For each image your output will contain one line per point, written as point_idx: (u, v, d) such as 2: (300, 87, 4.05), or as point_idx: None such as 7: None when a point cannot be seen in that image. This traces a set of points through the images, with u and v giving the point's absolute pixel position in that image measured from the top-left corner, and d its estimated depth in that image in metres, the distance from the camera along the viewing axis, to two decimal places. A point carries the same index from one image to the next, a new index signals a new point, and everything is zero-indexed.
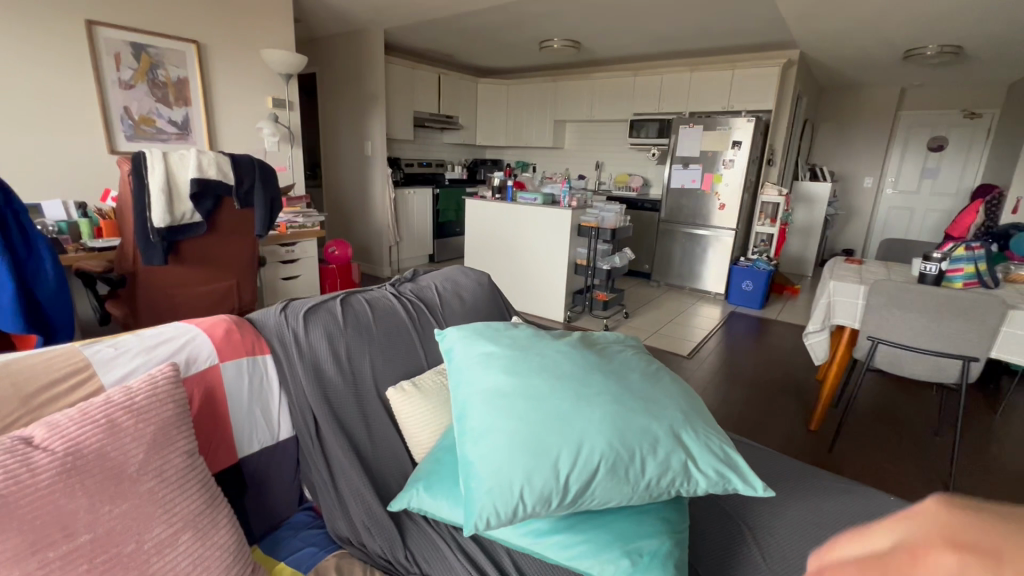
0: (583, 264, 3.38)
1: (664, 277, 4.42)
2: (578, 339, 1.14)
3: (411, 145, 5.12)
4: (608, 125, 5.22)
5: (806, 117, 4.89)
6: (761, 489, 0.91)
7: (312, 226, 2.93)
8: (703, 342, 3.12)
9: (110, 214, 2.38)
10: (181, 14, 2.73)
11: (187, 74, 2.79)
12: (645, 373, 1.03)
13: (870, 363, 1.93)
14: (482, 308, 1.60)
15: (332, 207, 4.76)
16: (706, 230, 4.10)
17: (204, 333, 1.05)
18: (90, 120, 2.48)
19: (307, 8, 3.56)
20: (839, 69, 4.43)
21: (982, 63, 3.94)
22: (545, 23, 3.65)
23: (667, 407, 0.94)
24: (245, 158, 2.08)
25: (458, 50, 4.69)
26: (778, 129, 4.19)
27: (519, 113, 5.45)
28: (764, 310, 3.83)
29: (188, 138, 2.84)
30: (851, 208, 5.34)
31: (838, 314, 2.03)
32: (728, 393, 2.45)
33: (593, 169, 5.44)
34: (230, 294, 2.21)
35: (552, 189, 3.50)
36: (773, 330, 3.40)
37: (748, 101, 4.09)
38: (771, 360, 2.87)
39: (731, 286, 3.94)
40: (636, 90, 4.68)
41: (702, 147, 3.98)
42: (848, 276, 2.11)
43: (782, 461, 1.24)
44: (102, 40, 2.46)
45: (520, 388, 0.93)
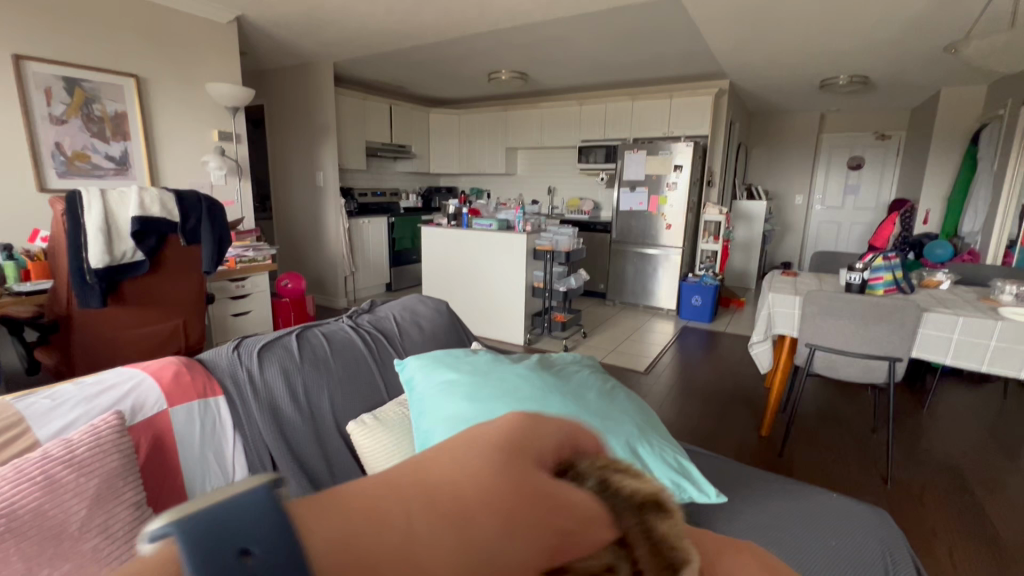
0: (540, 287, 3.45)
1: (619, 296, 4.55)
2: (536, 362, 1.18)
3: (364, 175, 5.11)
4: (558, 152, 5.40)
5: (740, 141, 5.24)
6: (715, 495, 0.96)
7: (263, 260, 2.86)
8: (659, 357, 3.22)
9: (40, 255, 2.24)
10: (118, 48, 2.66)
11: (126, 108, 2.70)
12: (601, 391, 1.08)
13: (810, 368, 2.06)
14: (442, 335, 1.61)
15: (283, 239, 4.65)
16: (656, 249, 4.28)
17: (151, 378, 1.01)
18: (17, 157, 2.35)
19: (253, 41, 3.54)
20: (766, 96, 4.80)
21: (887, 91, 4.38)
22: (492, 56, 3.78)
23: (623, 423, 0.99)
24: (190, 194, 2.04)
25: (408, 81, 4.76)
26: (715, 153, 4.47)
27: (471, 141, 5.56)
28: (714, 323, 4.01)
29: (127, 174, 2.73)
30: (786, 224, 5.72)
31: (778, 324, 2.16)
32: (685, 405, 2.54)
33: (546, 193, 5.59)
34: (175, 335, 2.11)
35: (506, 215, 3.57)
36: (722, 342, 3.56)
37: (686, 127, 4.36)
38: (722, 371, 3.01)
39: (682, 302, 4.11)
40: (582, 118, 4.88)
41: (646, 171, 4.20)
42: (784, 287, 2.27)
43: (734, 468, 1.30)
44: (31, 74, 2.35)
45: (481, 413, 0.95)
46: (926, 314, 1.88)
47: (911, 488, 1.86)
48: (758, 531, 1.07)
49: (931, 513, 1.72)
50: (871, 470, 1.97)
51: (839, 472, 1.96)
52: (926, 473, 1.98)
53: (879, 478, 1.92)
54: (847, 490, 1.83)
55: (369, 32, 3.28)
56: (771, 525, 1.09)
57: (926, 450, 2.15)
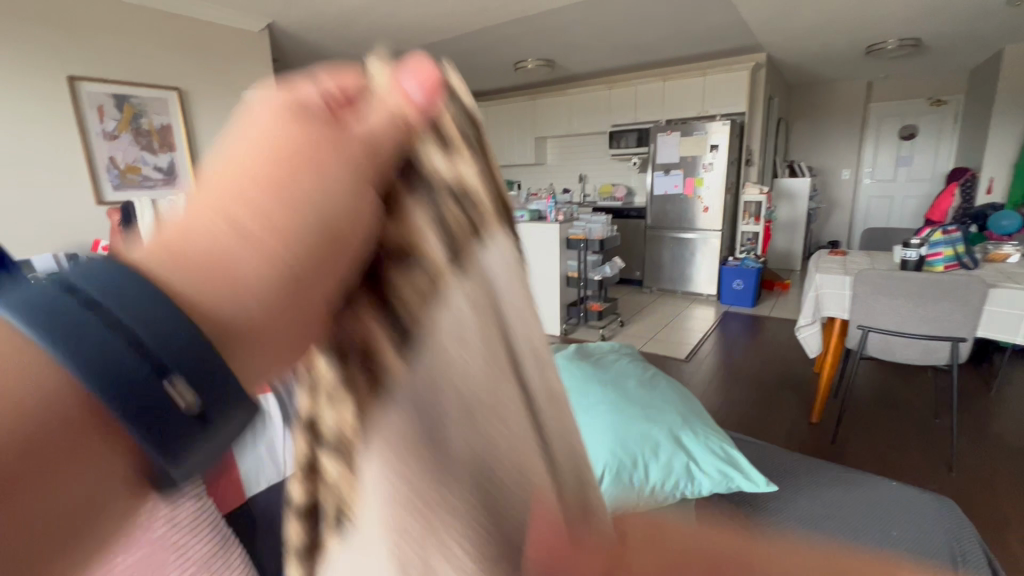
0: (574, 276, 3.44)
1: (657, 283, 4.46)
2: (574, 352, 1.17)
3: None
4: (588, 138, 5.33)
5: (779, 117, 5.04)
6: (766, 484, 0.92)
7: None
8: (700, 344, 3.15)
9: None
10: (162, 64, 2.79)
11: (170, 120, 2.83)
12: (641, 380, 1.06)
13: (864, 351, 1.96)
14: None
15: None
16: (693, 233, 4.17)
17: None
18: (78, 173, 2.50)
19: (284, 47, 3.65)
20: (807, 67, 4.57)
21: (942, 52, 4.08)
22: (518, 44, 3.75)
23: (665, 412, 0.97)
24: None
25: None
26: (754, 129, 4.29)
27: (500, 132, 5.54)
28: (757, 307, 3.88)
29: (174, 183, 2.87)
30: (833, 201, 5.44)
31: (827, 306, 2.06)
32: (729, 392, 2.46)
33: (577, 182, 5.53)
34: None
35: (538, 205, 3.57)
36: (767, 327, 3.44)
37: (722, 105, 4.20)
38: (768, 357, 2.91)
39: (722, 286, 4.00)
40: (612, 103, 4.79)
41: (681, 153, 4.08)
42: (833, 267, 2.16)
43: (787, 456, 1.25)
44: (85, 94, 2.50)
45: None
46: (992, 290, 1.75)
47: (979, 475, 1.75)
48: (810, 522, 1.03)
49: (1000, 499, 1.62)
50: (934, 458, 1.86)
51: (899, 459, 1.86)
52: (997, 459, 1.84)
53: (943, 466, 1.81)
54: (907, 479, 1.73)
55: (395, 31, 3.31)
56: (826, 516, 1.04)
57: (995, 435, 2.01)
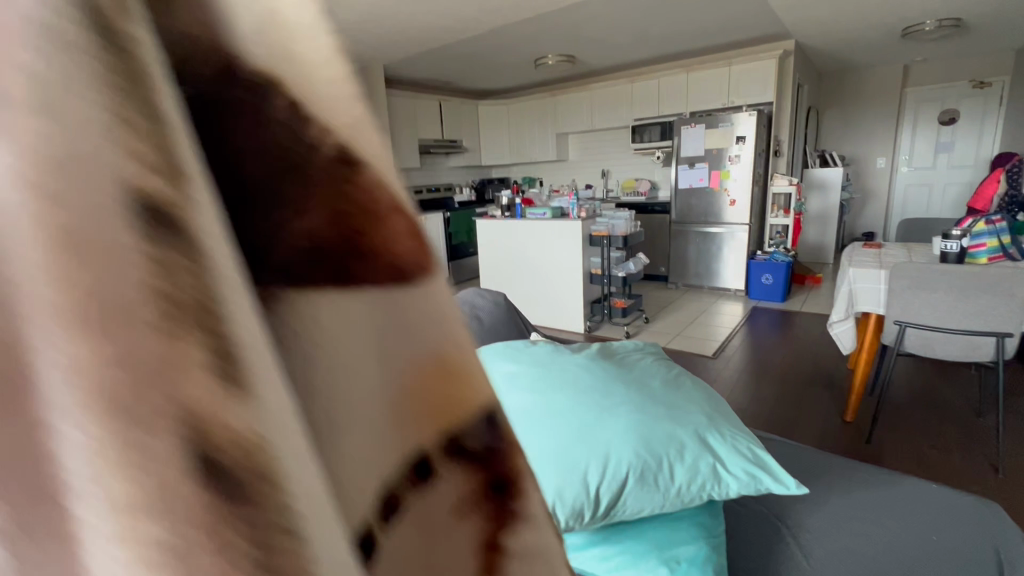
0: (598, 273, 3.41)
1: (682, 278, 4.38)
2: (597, 351, 1.16)
3: (418, 173, 5.25)
4: (609, 133, 5.28)
5: (809, 105, 4.88)
6: (795, 487, 0.90)
7: None
8: (728, 341, 3.08)
9: None
10: None
11: None
12: (666, 379, 1.04)
13: (901, 348, 1.88)
14: (501, 328, 1.63)
15: None
16: (719, 227, 4.08)
17: None
18: None
19: None
20: (838, 54, 4.41)
21: (984, 32, 3.88)
22: (538, 41, 3.74)
23: (692, 412, 0.95)
24: None
25: (456, 77, 4.82)
26: (782, 119, 4.17)
27: (521, 129, 5.53)
28: (787, 303, 3.77)
29: None
30: (866, 190, 5.25)
31: (862, 301, 1.99)
32: (758, 390, 2.41)
33: (599, 177, 5.48)
34: None
35: (560, 203, 3.56)
36: (797, 322, 3.35)
37: (748, 96, 4.10)
38: (798, 353, 2.83)
39: (751, 281, 3.90)
40: (634, 97, 4.73)
41: (706, 146, 4.00)
42: (868, 261, 2.08)
43: (820, 456, 1.22)
44: None
45: (544, 405, 0.95)
46: None
47: None
48: (844, 523, 1.00)
49: None
50: (979, 459, 1.78)
51: (941, 460, 1.78)
52: None
53: (990, 468, 1.73)
54: (950, 481, 1.66)
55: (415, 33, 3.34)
56: (862, 518, 1.01)
57: None
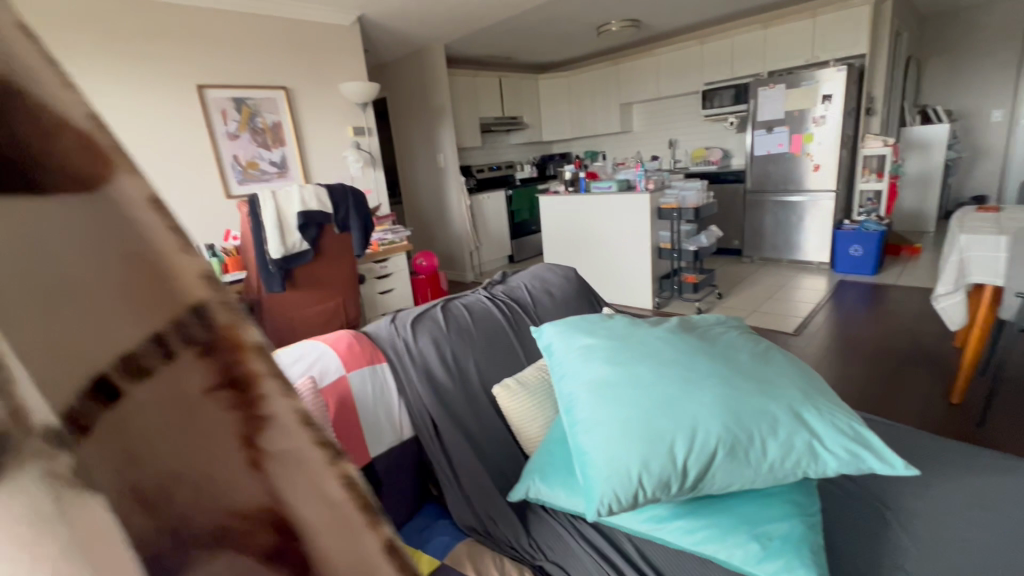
0: (666, 248, 3.30)
1: (758, 252, 4.14)
2: (676, 324, 1.13)
3: (480, 152, 5.29)
4: (677, 100, 5.02)
5: (909, 55, 4.38)
6: (903, 467, 0.84)
7: (400, 241, 3.14)
8: (811, 317, 2.89)
9: (234, 251, 2.69)
10: (272, 66, 3.05)
11: (280, 117, 3.10)
12: (754, 353, 1.00)
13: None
14: (573, 302, 1.62)
15: (414, 221, 5.01)
16: (800, 195, 3.80)
17: (331, 348, 1.17)
18: (209, 172, 2.83)
19: (373, 37, 3.80)
20: None
21: None
22: (600, 7, 3.60)
23: (784, 386, 0.91)
24: (339, 187, 2.30)
25: (516, 52, 4.76)
26: (876, 73, 3.77)
27: (583, 102, 5.40)
28: (879, 275, 3.46)
29: (287, 175, 3.16)
30: (978, 148, 4.66)
31: (975, 272, 1.79)
32: (845, 369, 2.26)
33: (666, 148, 5.24)
34: (338, 312, 2.42)
35: (626, 175, 3.44)
36: (890, 296, 3.08)
37: (836, 49, 3.74)
38: (892, 330, 2.60)
39: (836, 253, 3.62)
40: (704, 60, 4.46)
41: (786, 108, 3.70)
42: (983, 226, 1.85)
43: (927, 438, 1.13)
44: (211, 100, 2.81)
45: (624, 376, 0.94)
46: None
47: None
48: (957, 509, 0.92)
49: None
50: None
51: None
52: None
53: None
54: None
55: (477, 8, 3.32)
56: (979, 505, 0.93)
57: None
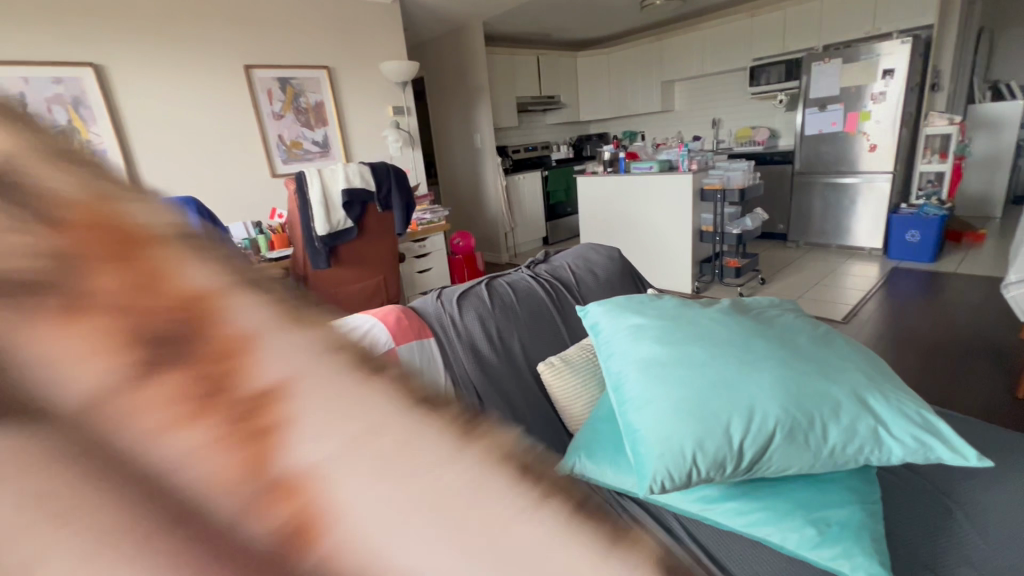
0: (708, 231, 3.21)
1: (804, 236, 3.98)
2: (728, 305, 1.10)
3: (516, 132, 5.24)
4: (722, 78, 4.83)
5: (980, 26, 4.06)
6: (975, 456, 0.81)
7: (438, 221, 3.16)
8: (861, 305, 2.76)
9: (279, 229, 2.76)
10: (315, 46, 3.08)
11: (323, 97, 3.14)
12: (813, 335, 0.97)
13: None
14: (617, 283, 1.61)
15: (450, 202, 5.03)
16: (853, 177, 3.61)
17: (381, 322, 1.18)
18: (256, 152, 2.91)
19: (413, 16, 3.79)
20: None
21: None
22: None
23: (847, 370, 0.88)
24: (382, 165, 2.33)
25: (555, 29, 4.66)
26: (944, 45, 3.51)
27: (622, 80, 5.26)
28: (937, 263, 3.28)
29: (329, 155, 3.22)
30: None
31: None
32: (899, 359, 2.16)
33: (708, 128, 5.06)
34: (380, 289, 2.48)
35: (667, 155, 3.34)
36: (949, 285, 2.92)
37: (899, 20, 3.50)
38: (952, 320, 2.47)
39: (891, 238, 3.44)
40: (752, 34, 4.26)
41: (842, 84, 3.50)
42: None
43: (996, 431, 1.07)
44: (258, 80, 2.87)
45: (676, 355, 0.92)
46: None
47: None
48: None
49: None
50: None
51: None
52: None
53: None
54: None
55: None
56: None
57: None
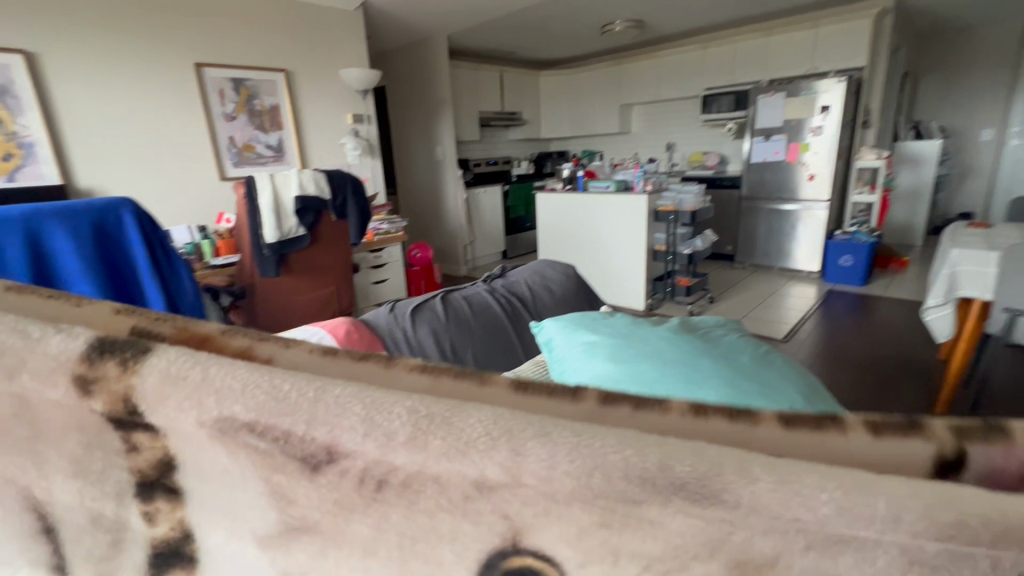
0: (661, 250, 3.32)
1: (750, 257, 4.18)
2: (679, 325, 1.14)
3: (478, 145, 5.27)
4: (676, 104, 5.05)
5: (906, 70, 4.44)
6: None
7: (396, 231, 3.12)
8: (800, 325, 2.92)
9: (226, 234, 2.64)
10: (272, 47, 2.99)
11: (279, 100, 3.05)
12: (757, 356, 1.01)
13: (1009, 337, 1.72)
14: (573, 299, 1.63)
15: (409, 212, 4.97)
16: (795, 204, 3.83)
17: (329, 335, 1.13)
18: (204, 153, 2.78)
19: (376, 24, 3.76)
20: (945, 10, 3.95)
21: None
22: (604, 7, 3.60)
23: (788, 391, 0.91)
24: (337, 172, 2.27)
25: (519, 47, 4.74)
26: (874, 86, 3.81)
27: (583, 100, 5.40)
28: (868, 286, 3.52)
29: (283, 160, 3.12)
30: (967, 165, 4.74)
31: (965, 285, 1.83)
32: (834, 377, 2.29)
33: (664, 150, 5.26)
34: (332, 299, 2.40)
35: (624, 176, 3.45)
36: (878, 307, 3.13)
37: (836, 61, 3.78)
38: (880, 341, 2.64)
39: (827, 263, 3.67)
40: (705, 64, 4.48)
41: (785, 117, 3.74)
42: (974, 241, 1.89)
43: None
44: (209, 78, 2.75)
45: (626, 374, 0.94)
46: None
47: None
48: None
49: None
50: None
51: None
52: None
53: None
54: None
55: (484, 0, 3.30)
56: None
57: None
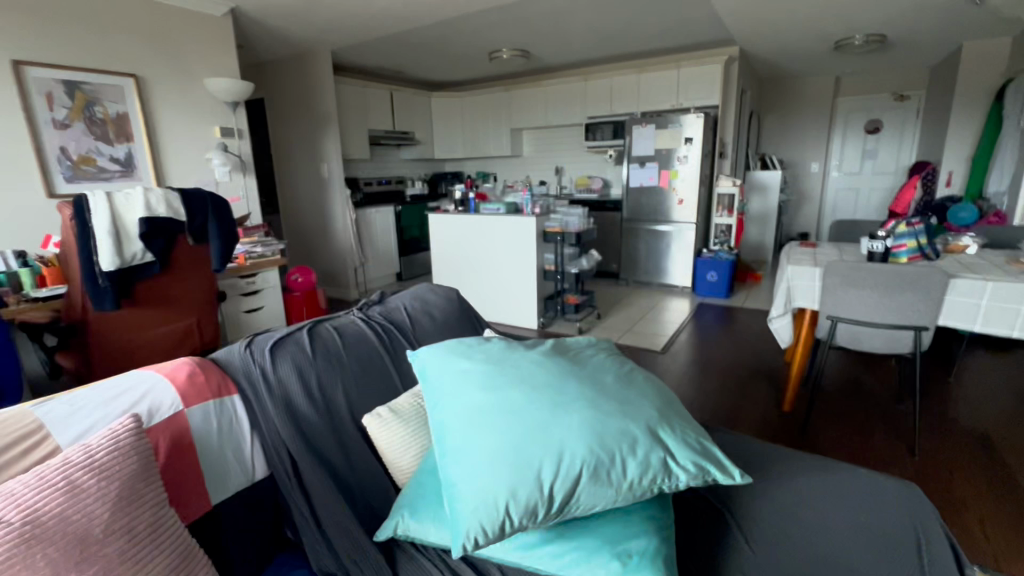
0: (551, 270, 3.42)
1: (633, 274, 4.49)
2: (552, 347, 1.15)
3: (368, 164, 5.10)
4: (562, 131, 5.32)
5: (751, 110, 5.11)
6: (737, 476, 0.97)
7: (273, 255, 2.86)
8: (676, 335, 3.19)
9: (54, 260, 2.24)
10: (116, 48, 2.63)
11: (126, 108, 2.68)
12: (619, 375, 1.05)
13: (833, 341, 2.01)
14: (453, 324, 1.59)
15: (293, 234, 4.64)
16: (667, 225, 4.20)
17: (166, 379, 0.98)
18: (24, 166, 2.35)
19: (248, 33, 3.49)
20: (776, 61, 4.65)
21: (905, 48, 4.19)
22: (489, 36, 3.71)
23: (644, 407, 0.97)
24: (198, 193, 2.02)
25: (407, 68, 4.70)
26: (727, 122, 4.33)
27: (475, 124, 5.48)
28: (731, 298, 3.95)
29: (132, 175, 2.74)
30: (801, 193, 5.54)
31: (798, 298, 2.10)
32: (703, 384, 2.51)
33: (553, 174, 5.50)
34: (191, 333, 2.12)
35: (514, 198, 3.54)
36: (739, 318, 3.51)
37: (696, 98, 4.24)
38: (743, 347, 2.97)
39: (697, 278, 4.06)
40: (587, 95, 4.79)
41: (656, 146, 4.11)
42: (804, 259, 2.19)
43: (759, 447, 1.27)
44: (32, 80, 2.35)
45: (500, 404, 0.94)
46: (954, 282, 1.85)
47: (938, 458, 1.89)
48: (785, 508, 1.06)
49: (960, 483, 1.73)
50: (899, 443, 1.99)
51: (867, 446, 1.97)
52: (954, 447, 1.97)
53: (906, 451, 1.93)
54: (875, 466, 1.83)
55: (368, 18, 3.22)
56: (803, 503, 1.08)
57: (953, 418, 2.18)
